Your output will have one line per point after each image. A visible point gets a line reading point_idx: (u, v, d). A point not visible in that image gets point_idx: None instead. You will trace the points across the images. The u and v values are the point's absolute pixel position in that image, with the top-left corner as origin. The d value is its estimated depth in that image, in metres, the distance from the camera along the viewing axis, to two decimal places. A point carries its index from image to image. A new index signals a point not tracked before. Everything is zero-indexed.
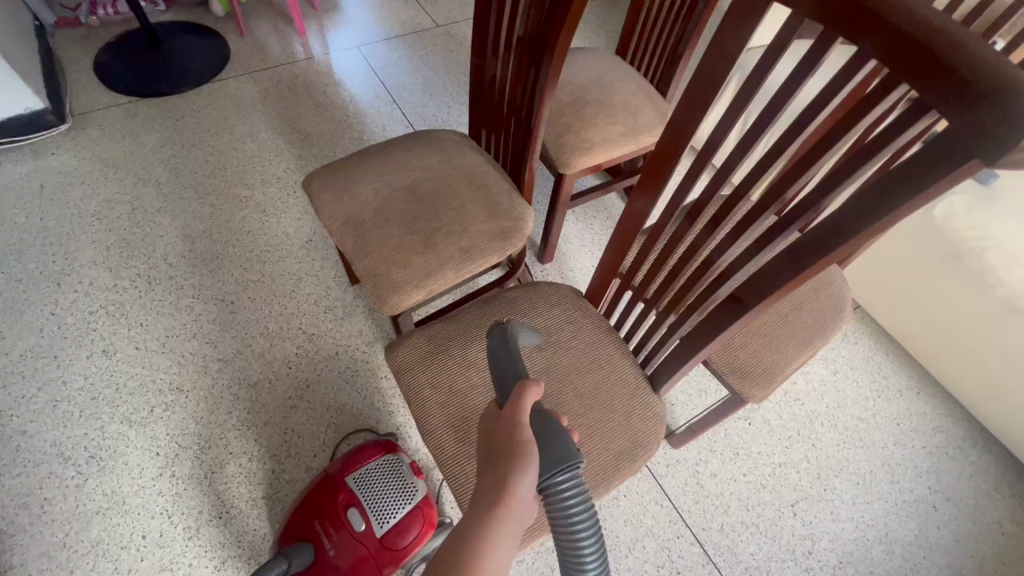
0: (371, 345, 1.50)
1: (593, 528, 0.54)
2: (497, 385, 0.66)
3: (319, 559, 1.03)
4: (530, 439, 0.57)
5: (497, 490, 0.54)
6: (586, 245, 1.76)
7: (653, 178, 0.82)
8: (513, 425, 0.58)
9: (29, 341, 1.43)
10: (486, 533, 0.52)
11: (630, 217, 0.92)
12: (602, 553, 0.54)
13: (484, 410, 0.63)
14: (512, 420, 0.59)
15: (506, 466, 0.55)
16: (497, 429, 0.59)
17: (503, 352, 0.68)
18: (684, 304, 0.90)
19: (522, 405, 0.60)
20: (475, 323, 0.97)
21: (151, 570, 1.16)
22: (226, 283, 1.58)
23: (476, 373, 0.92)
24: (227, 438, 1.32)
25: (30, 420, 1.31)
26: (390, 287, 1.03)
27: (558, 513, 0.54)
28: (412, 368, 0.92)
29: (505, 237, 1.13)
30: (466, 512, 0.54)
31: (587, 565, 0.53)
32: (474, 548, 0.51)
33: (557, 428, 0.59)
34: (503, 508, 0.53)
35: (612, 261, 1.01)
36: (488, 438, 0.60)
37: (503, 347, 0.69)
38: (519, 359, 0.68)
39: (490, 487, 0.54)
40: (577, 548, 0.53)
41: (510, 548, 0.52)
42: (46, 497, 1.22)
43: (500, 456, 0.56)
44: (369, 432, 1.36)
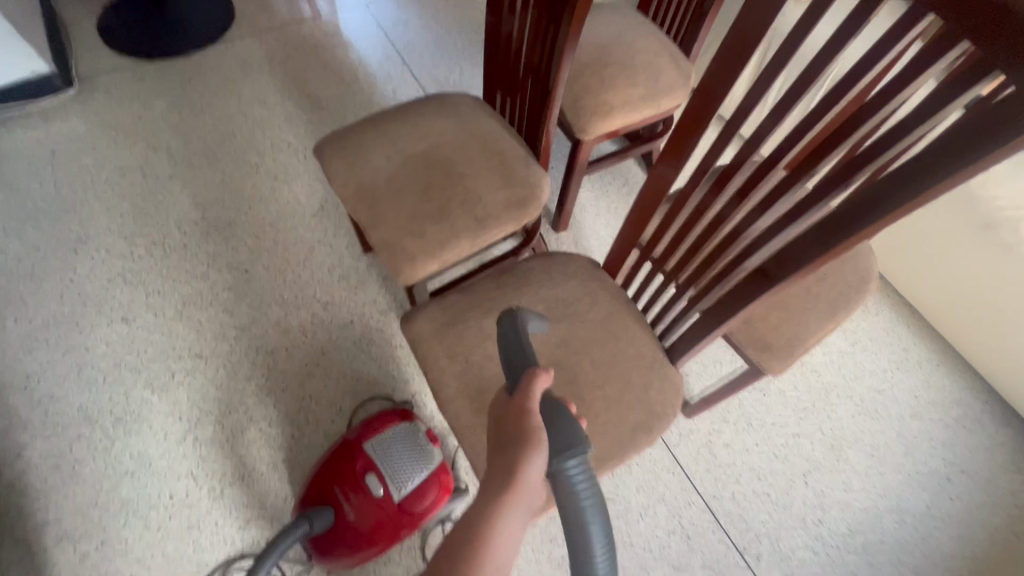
0: (385, 314, 1.50)
1: (603, 519, 0.51)
2: (508, 370, 0.65)
3: (339, 521, 1.07)
4: (541, 426, 0.57)
5: (506, 476, 0.56)
6: (602, 213, 1.73)
7: (679, 145, 0.78)
8: (523, 412, 0.58)
9: (51, 307, 1.45)
10: (496, 514, 0.55)
11: (653, 185, 0.89)
12: (611, 550, 0.50)
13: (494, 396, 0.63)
14: (521, 408, 0.59)
15: (515, 453, 0.56)
16: (506, 416, 0.59)
17: (514, 344, 0.66)
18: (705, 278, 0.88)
19: (531, 393, 0.60)
20: (491, 294, 0.96)
21: (179, 528, 1.20)
22: (240, 251, 1.57)
23: (492, 345, 0.91)
24: (247, 404, 1.35)
25: (57, 385, 1.35)
26: (403, 258, 1.02)
27: (567, 499, 0.51)
28: (428, 340, 0.92)
29: (521, 207, 1.10)
30: (478, 496, 0.57)
31: (596, 560, 0.49)
32: (486, 526, 0.55)
33: (566, 414, 0.57)
34: (512, 493, 0.55)
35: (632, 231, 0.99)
36: (497, 423, 0.60)
37: (514, 337, 0.66)
38: (529, 344, 0.65)
39: (500, 472, 0.56)
40: (586, 539, 0.49)
41: (518, 526, 0.56)
42: (77, 458, 1.26)
43: (509, 444, 0.57)
44: (386, 400, 1.38)
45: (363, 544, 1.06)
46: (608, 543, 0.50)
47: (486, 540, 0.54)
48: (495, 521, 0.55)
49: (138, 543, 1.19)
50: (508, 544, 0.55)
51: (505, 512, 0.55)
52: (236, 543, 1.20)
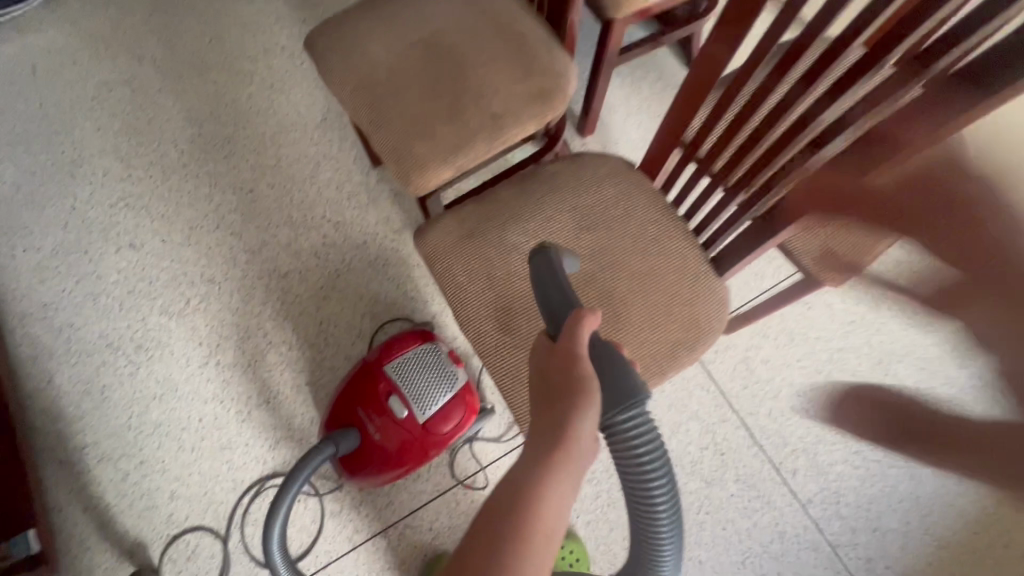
0: (399, 233, 1.41)
1: (666, 474, 0.48)
2: (547, 313, 0.57)
3: (366, 442, 1.05)
4: (593, 374, 0.50)
5: (557, 432, 0.48)
6: (632, 113, 1.55)
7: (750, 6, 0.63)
8: (571, 358, 0.51)
9: (56, 236, 1.40)
10: (546, 473, 0.48)
11: (701, 69, 0.74)
12: (675, 499, 0.49)
13: (534, 342, 0.56)
14: (568, 353, 0.52)
15: (566, 405, 0.49)
16: (551, 363, 0.52)
17: (554, 284, 0.58)
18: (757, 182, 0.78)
19: (579, 336, 0.52)
20: (514, 202, 0.84)
21: (212, 449, 1.22)
22: (242, 169, 1.47)
23: (516, 258, 0.82)
24: (265, 328, 1.32)
25: (75, 314, 1.33)
26: (414, 165, 0.90)
27: (626, 458, 0.48)
28: (445, 255, 0.83)
29: (545, 101, 0.95)
30: (523, 456, 0.50)
31: (659, 513, 0.48)
32: (535, 490, 0.47)
33: (620, 361, 0.51)
34: (563, 448, 0.48)
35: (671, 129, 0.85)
36: (541, 374, 0.53)
37: (552, 277, 0.58)
38: (568, 283, 0.58)
39: (549, 426, 0.49)
40: (649, 495, 0.48)
41: (570, 492, 0.48)
42: (105, 384, 1.27)
43: (557, 394, 0.50)
44: (406, 322, 1.33)
45: (391, 464, 1.05)
46: (672, 496, 0.48)
47: (535, 506, 0.47)
48: (546, 482, 0.48)
49: (175, 463, 1.21)
50: (560, 512, 0.48)
51: (557, 469, 0.48)
52: (268, 462, 1.21)
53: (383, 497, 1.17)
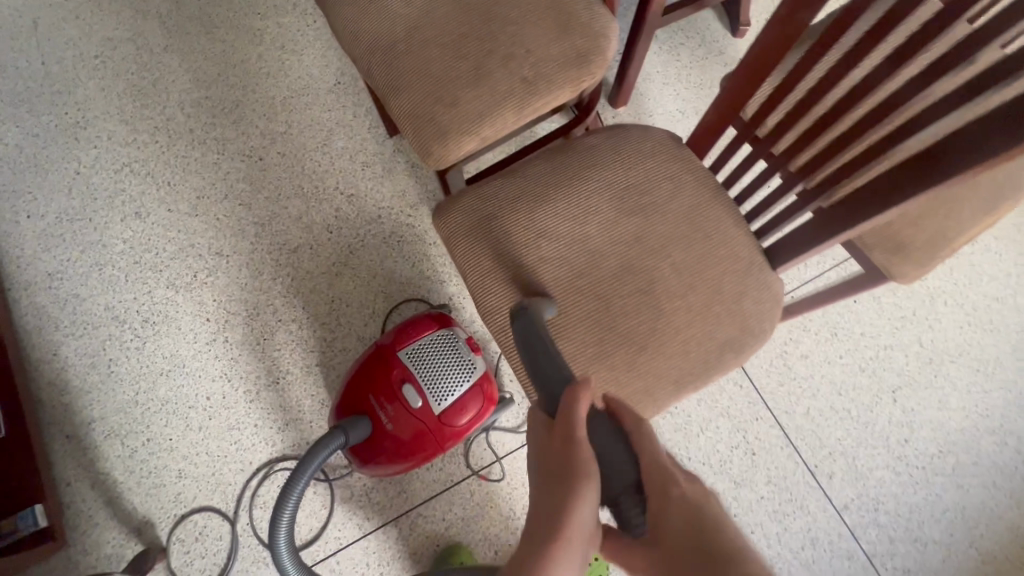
0: (416, 208, 1.32)
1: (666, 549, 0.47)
2: (543, 394, 0.57)
3: (377, 431, 0.99)
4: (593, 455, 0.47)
5: (558, 511, 0.43)
6: (670, 83, 1.42)
7: None
8: (569, 435, 0.49)
9: (60, 202, 1.34)
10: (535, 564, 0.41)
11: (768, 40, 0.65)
12: None
13: (533, 425, 0.55)
14: (567, 430, 0.49)
15: (565, 485, 0.45)
16: (550, 441, 0.49)
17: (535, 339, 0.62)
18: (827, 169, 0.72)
19: (576, 411, 0.51)
20: (545, 179, 0.75)
21: (220, 429, 1.18)
22: (251, 135, 1.39)
23: (546, 242, 0.72)
24: (275, 305, 1.26)
25: (80, 285, 1.28)
26: (435, 135, 0.81)
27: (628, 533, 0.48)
28: (467, 237, 0.74)
29: (582, 65, 0.84)
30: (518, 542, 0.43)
31: None
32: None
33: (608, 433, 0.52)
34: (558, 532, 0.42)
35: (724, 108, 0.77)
36: (539, 455, 0.50)
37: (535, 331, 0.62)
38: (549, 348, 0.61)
39: (549, 503, 0.44)
40: None
41: None
42: (111, 358, 1.23)
43: (556, 471, 0.46)
44: (422, 303, 1.26)
45: (404, 454, 0.99)
46: None
47: None
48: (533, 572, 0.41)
49: (182, 442, 1.18)
50: None
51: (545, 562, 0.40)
52: (277, 445, 1.17)
53: (395, 485, 1.12)
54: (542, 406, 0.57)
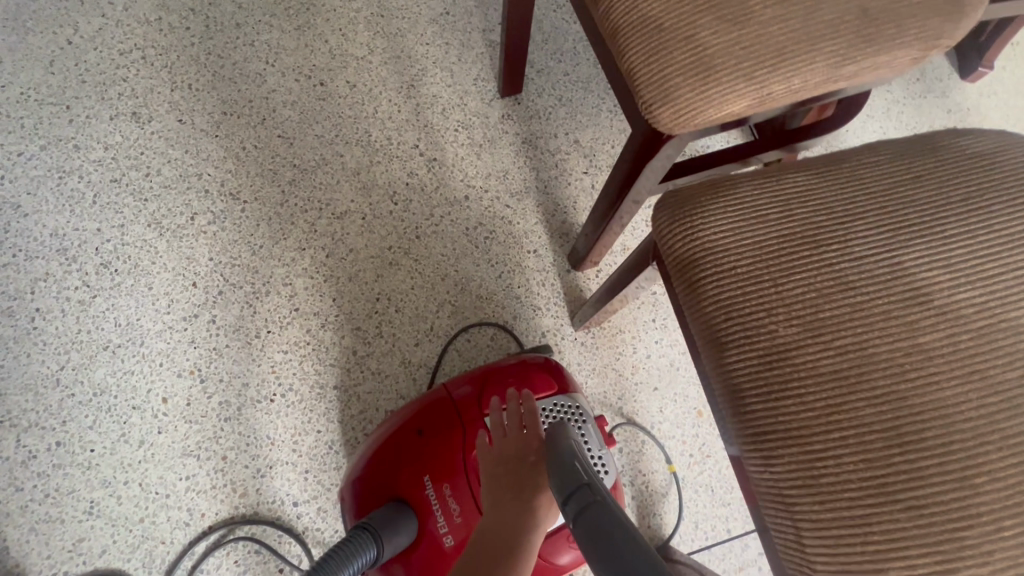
0: (517, 199, 0.95)
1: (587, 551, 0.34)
2: (515, 439, 0.51)
3: (425, 539, 0.60)
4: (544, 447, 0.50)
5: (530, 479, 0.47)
6: (876, 116, 1.07)
7: None
8: (530, 436, 0.51)
9: (33, 75, 0.95)
10: (524, 518, 0.44)
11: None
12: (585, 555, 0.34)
13: (495, 443, 0.51)
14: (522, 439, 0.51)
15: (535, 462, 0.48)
16: (512, 445, 0.50)
17: (591, 508, 0.36)
18: None
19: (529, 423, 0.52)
20: (904, 198, 0.40)
21: (169, 452, 0.78)
22: (316, 51, 1.01)
23: (926, 315, 0.36)
24: (294, 287, 0.87)
25: (26, 193, 0.89)
26: (688, 63, 0.44)
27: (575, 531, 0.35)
28: (746, 267, 0.38)
29: (947, 14, 0.48)
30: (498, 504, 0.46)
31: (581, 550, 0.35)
32: (515, 529, 0.43)
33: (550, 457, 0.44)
34: (515, 555, 0.42)
35: None
36: (505, 462, 0.49)
37: (588, 496, 0.37)
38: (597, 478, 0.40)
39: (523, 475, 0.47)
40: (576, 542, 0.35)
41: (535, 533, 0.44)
42: (38, 308, 0.83)
43: (521, 459, 0.49)
44: (501, 333, 0.87)
45: None
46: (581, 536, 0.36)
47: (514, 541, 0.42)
48: (518, 525, 0.43)
49: (109, 459, 0.77)
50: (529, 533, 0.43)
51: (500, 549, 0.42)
52: (247, 495, 0.77)
53: None
54: (509, 437, 0.51)
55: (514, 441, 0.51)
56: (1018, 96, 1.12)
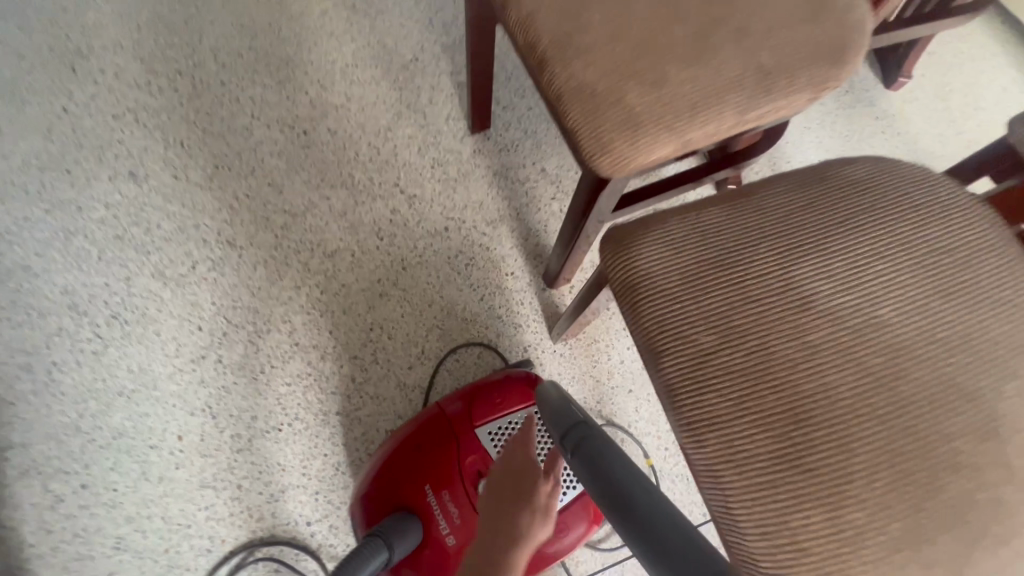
0: (493, 227, 1.04)
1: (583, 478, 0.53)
2: (514, 449, 0.62)
3: (430, 544, 0.68)
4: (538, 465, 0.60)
5: (526, 497, 0.58)
6: (812, 128, 1.18)
7: None
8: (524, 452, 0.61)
9: (34, 143, 1.02)
10: (522, 528, 0.55)
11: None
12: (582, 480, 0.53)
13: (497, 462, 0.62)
14: (520, 457, 0.61)
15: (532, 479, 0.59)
16: (512, 462, 0.61)
17: (586, 443, 0.56)
18: None
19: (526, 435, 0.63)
20: (799, 224, 0.49)
21: (187, 485, 0.85)
22: (299, 102, 1.10)
23: (813, 317, 0.45)
24: (293, 323, 0.94)
25: (35, 254, 0.95)
26: (620, 122, 0.53)
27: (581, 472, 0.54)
28: (673, 288, 0.47)
29: (833, 61, 0.58)
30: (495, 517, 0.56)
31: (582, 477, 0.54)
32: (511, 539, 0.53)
33: (554, 412, 0.63)
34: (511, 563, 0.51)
35: None
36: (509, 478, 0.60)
37: (582, 435, 0.57)
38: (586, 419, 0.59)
39: (520, 490, 0.58)
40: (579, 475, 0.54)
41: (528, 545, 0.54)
42: (55, 362, 0.89)
43: (518, 477, 0.60)
44: (487, 350, 0.96)
45: None
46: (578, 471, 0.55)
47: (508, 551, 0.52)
48: (516, 539, 0.54)
49: (132, 497, 0.84)
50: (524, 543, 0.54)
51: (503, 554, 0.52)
52: (263, 520, 0.84)
53: None
54: (511, 451, 0.62)
55: (516, 458, 0.61)
56: (936, 102, 1.24)
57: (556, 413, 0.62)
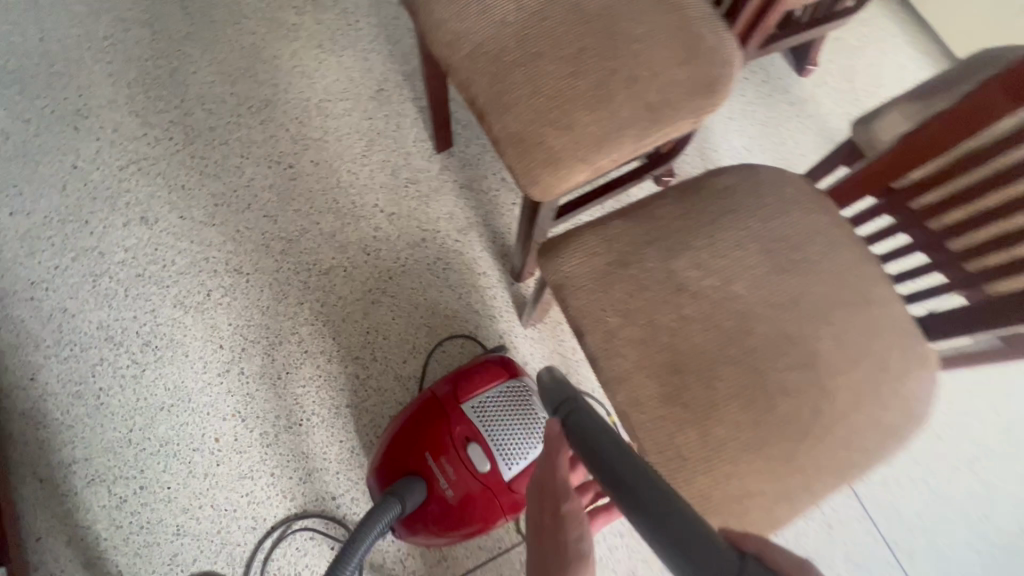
0: (464, 234, 1.20)
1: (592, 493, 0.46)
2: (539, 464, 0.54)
3: (432, 497, 0.85)
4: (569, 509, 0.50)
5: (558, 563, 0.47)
6: (735, 117, 1.35)
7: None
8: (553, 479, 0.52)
9: (52, 199, 1.15)
10: None
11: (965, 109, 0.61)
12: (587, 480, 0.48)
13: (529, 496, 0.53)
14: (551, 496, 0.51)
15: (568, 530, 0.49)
16: (543, 503, 0.51)
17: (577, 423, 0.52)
18: (995, 256, 0.68)
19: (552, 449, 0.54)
20: (680, 225, 0.65)
21: (228, 477, 1.01)
22: (282, 139, 1.24)
23: (689, 297, 0.62)
24: (300, 334, 1.10)
25: (69, 298, 1.09)
26: (544, 159, 0.69)
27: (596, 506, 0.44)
28: (589, 285, 0.63)
29: (707, 92, 0.74)
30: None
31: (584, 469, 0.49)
32: None
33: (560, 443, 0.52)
34: None
35: (875, 175, 0.72)
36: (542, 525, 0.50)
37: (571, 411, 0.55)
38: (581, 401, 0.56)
39: (552, 539, 0.49)
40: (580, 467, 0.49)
41: None
42: (101, 387, 1.04)
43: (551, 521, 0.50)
44: (469, 340, 1.13)
45: (456, 524, 0.85)
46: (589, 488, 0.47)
47: None
48: None
49: (183, 492, 1.00)
50: None
51: None
52: (296, 499, 1.01)
53: (436, 552, 0.98)
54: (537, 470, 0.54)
55: (547, 495, 0.52)
56: (843, 83, 1.41)
57: (547, 397, 0.61)
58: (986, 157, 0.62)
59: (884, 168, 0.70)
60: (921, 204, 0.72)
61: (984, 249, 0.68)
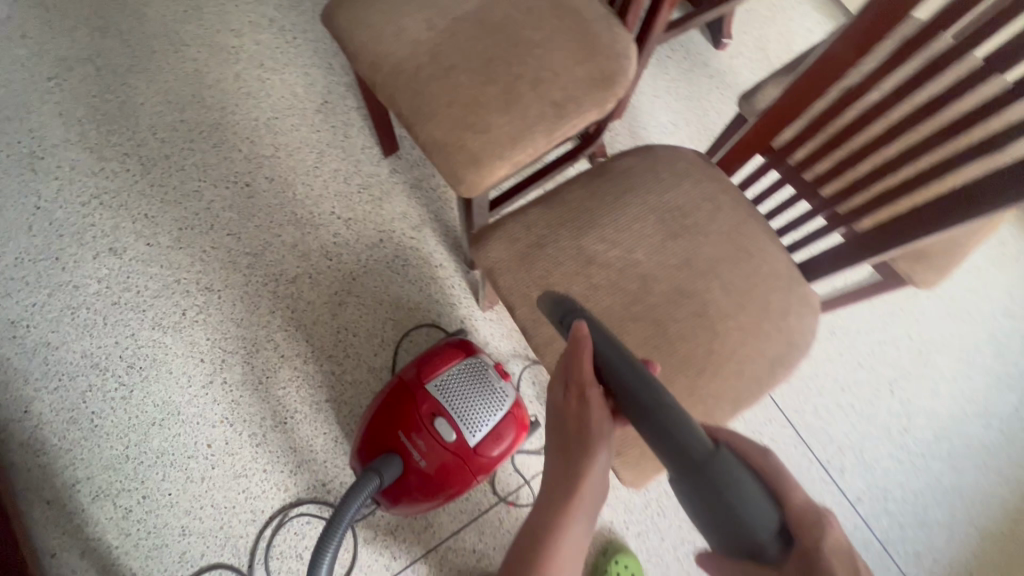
0: (418, 231, 1.28)
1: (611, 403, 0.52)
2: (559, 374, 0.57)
3: (408, 469, 0.95)
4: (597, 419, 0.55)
5: (583, 459, 0.55)
6: (660, 95, 1.45)
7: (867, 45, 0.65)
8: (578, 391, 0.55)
9: (20, 240, 1.21)
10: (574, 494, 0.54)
11: (812, 77, 0.71)
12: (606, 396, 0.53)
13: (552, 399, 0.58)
14: (577, 404, 0.56)
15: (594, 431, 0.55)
16: (567, 407, 0.56)
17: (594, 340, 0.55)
18: (858, 197, 0.79)
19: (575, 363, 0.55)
20: (587, 206, 0.75)
21: (225, 477, 1.10)
22: (235, 159, 1.30)
23: (599, 268, 0.72)
24: (276, 340, 1.19)
25: (50, 331, 1.16)
26: (466, 159, 0.78)
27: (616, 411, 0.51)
28: (513, 266, 0.73)
29: (606, 84, 0.83)
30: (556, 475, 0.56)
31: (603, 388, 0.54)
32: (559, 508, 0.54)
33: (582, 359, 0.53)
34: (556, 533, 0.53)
35: (755, 139, 0.83)
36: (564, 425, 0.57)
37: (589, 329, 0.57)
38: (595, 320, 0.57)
39: (575, 439, 0.56)
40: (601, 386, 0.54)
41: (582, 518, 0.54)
42: (94, 411, 1.12)
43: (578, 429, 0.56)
44: (433, 328, 1.22)
45: (432, 490, 0.96)
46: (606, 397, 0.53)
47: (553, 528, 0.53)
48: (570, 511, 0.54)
49: (184, 495, 1.09)
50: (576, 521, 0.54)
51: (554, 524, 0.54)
52: (290, 489, 1.10)
53: (422, 520, 1.09)
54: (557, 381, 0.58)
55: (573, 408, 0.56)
56: (757, 52, 1.52)
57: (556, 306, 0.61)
58: (836, 113, 0.73)
59: (759, 133, 0.81)
60: (796, 159, 0.82)
61: (850, 193, 0.79)
